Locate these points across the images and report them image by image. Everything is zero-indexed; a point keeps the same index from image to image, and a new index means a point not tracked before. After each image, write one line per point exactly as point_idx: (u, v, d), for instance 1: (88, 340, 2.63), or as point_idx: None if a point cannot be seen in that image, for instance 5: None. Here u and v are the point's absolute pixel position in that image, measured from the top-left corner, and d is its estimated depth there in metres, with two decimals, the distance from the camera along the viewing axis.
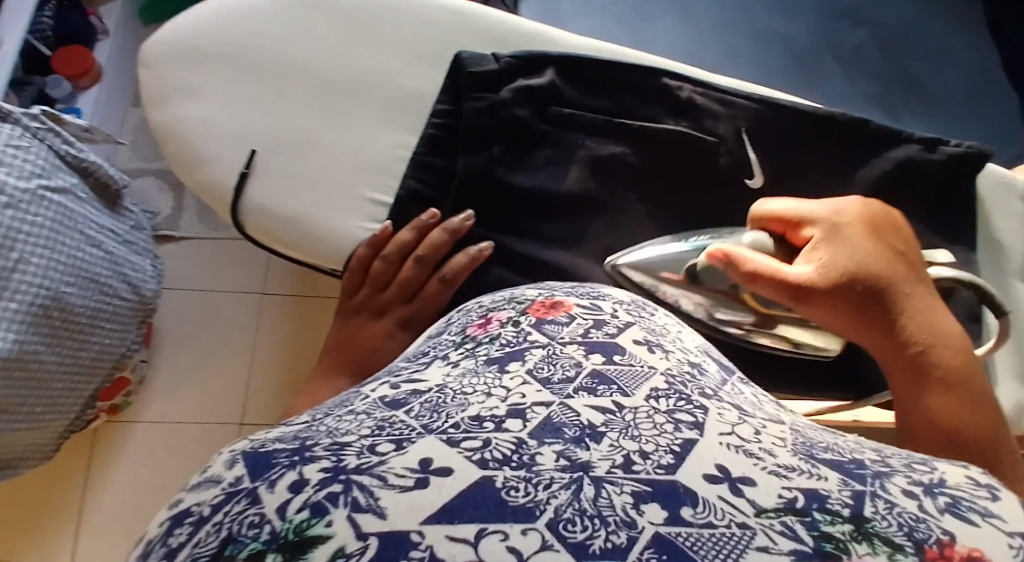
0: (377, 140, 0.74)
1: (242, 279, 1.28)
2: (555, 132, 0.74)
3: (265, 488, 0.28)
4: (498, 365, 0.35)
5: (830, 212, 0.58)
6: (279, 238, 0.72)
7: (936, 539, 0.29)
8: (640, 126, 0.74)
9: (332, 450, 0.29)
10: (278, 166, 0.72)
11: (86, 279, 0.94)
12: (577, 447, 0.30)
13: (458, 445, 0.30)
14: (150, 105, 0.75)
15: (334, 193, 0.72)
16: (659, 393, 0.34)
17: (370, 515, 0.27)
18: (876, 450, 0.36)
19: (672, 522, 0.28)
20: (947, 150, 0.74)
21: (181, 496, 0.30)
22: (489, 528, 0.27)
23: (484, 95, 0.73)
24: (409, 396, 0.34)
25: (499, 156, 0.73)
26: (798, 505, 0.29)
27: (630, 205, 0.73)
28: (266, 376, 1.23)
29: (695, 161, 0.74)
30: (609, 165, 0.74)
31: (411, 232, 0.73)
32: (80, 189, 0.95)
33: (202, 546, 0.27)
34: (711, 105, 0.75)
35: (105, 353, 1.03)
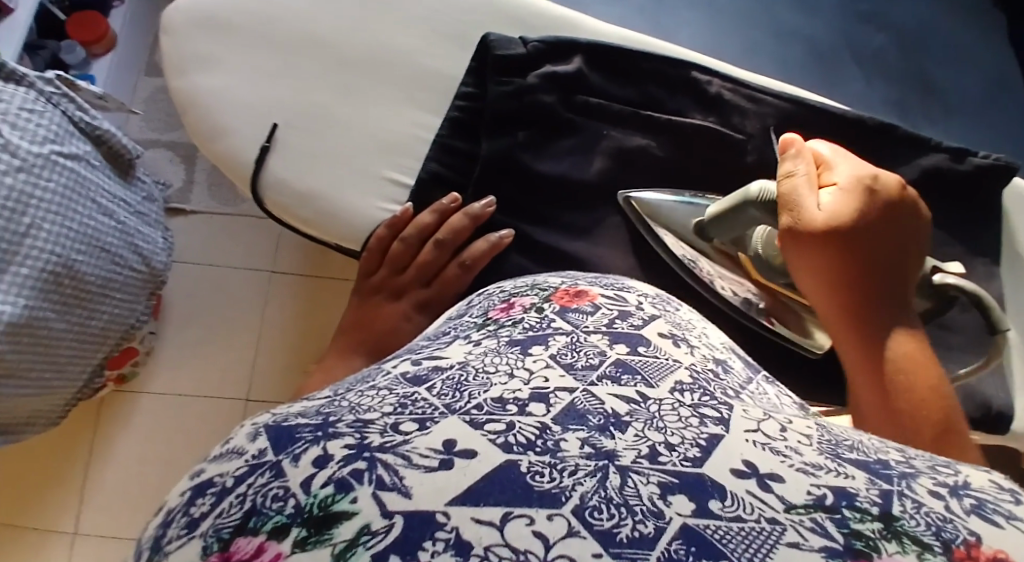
0: (398, 121, 0.73)
1: (253, 255, 1.28)
2: (581, 122, 0.73)
3: (287, 461, 0.28)
4: (523, 348, 0.35)
5: (860, 172, 0.54)
6: (294, 215, 0.72)
7: (963, 539, 0.28)
8: (667, 118, 0.73)
9: (354, 426, 0.29)
10: (295, 142, 0.72)
11: (97, 247, 0.94)
12: (602, 435, 0.30)
13: (483, 427, 0.29)
14: (168, 74, 0.74)
15: (354, 171, 0.72)
16: (685, 387, 0.33)
17: (395, 494, 0.26)
18: (901, 451, 0.35)
19: (699, 514, 0.27)
20: (976, 160, 0.73)
21: (201, 468, 0.29)
22: (515, 512, 0.26)
23: (509, 80, 0.72)
24: (432, 374, 0.33)
25: (523, 142, 0.72)
26: (828, 503, 0.29)
27: (651, 197, 0.72)
28: (274, 353, 1.23)
29: (718, 157, 0.73)
30: (633, 155, 0.73)
31: (432, 215, 0.72)
32: (92, 157, 0.94)
33: (224, 517, 0.26)
34: (740, 101, 0.74)
35: (115, 322, 1.03)
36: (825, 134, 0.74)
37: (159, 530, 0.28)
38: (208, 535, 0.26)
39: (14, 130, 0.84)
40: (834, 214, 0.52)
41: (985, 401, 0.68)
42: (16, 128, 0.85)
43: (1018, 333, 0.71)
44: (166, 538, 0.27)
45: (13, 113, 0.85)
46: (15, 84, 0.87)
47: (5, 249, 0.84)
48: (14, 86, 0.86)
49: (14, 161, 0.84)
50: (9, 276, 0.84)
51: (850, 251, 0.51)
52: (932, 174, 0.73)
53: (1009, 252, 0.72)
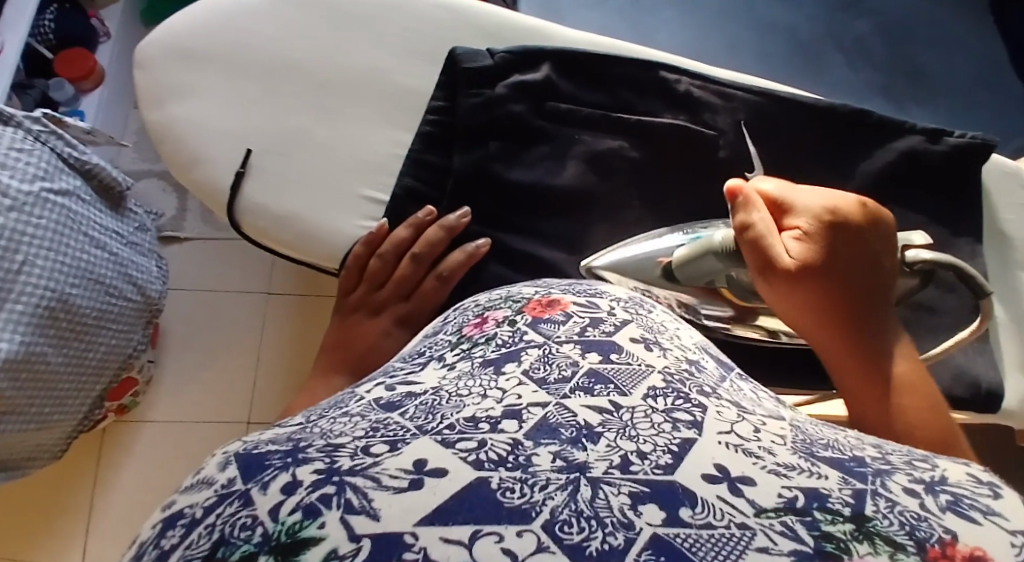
0: (373, 138, 0.74)
1: (245, 279, 1.28)
2: (554, 128, 0.74)
3: (257, 489, 0.28)
4: (495, 366, 0.35)
5: (818, 206, 0.54)
6: (273, 238, 0.72)
7: (937, 538, 0.28)
8: (637, 120, 0.74)
9: (325, 451, 0.29)
10: (270, 166, 0.72)
11: (91, 280, 0.94)
12: (573, 448, 0.30)
13: (454, 447, 0.29)
14: (141, 104, 0.75)
15: (333, 192, 0.72)
16: (658, 391, 0.33)
17: (364, 517, 0.26)
18: (878, 447, 0.35)
19: (669, 523, 0.27)
20: (952, 140, 0.74)
21: (175, 498, 0.30)
22: (484, 529, 0.26)
23: (479, 91, 0.73)
24: (405, 399, 0.33)
25: (495, 152, 0.72)
26: (798, 505, 0.29)
27: (628, 200, 0.73)
28: (272, 375, 1.23)
29: (693, 154, 0.73)
30: (606, 158, 0.73)
31: (407, 230, 0.72)
32: (83, 192, 0.95)
33: (194, 548, 0.26)
34: (709, 97, 0.75)
35: (113, 354, 1.03)
36: (797, 127, 0.74)
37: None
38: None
39: (1, 170, 0.85)
40: (804, 253, 0.52)
41: (975, 383, 0.68)
42: (5, 167, 0.86)
43: (1006, 311, 0.71)
44: None
45: (3, 155, 0.86)
46: (2, 125, 0.88)
47: None
48: (1, 126, 0.87)
49: (5, 201, 0.85)
50: (4, 313, 0.85)
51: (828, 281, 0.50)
52: (910, 157, 0.73)
53: (991, 231, 0.73)
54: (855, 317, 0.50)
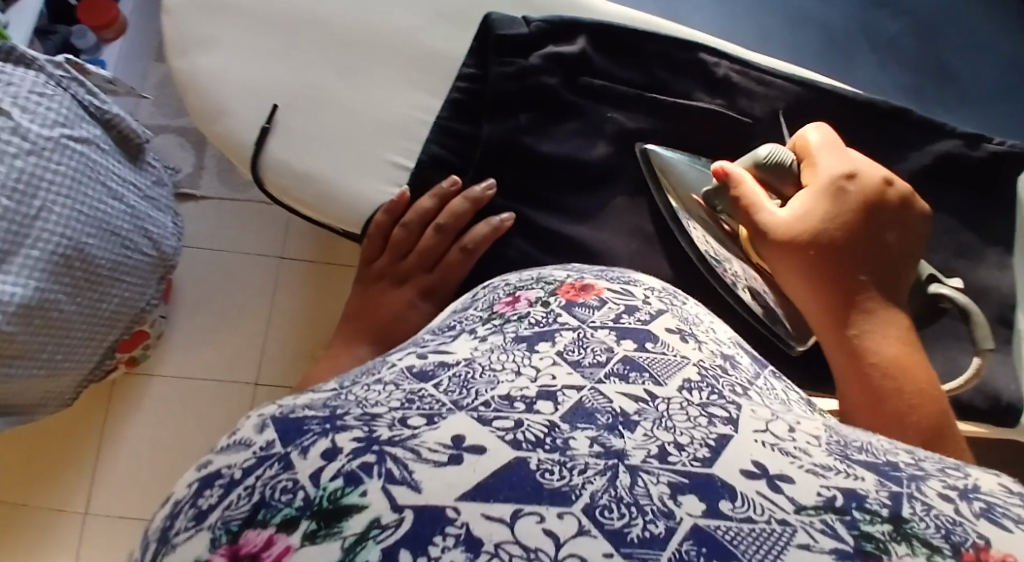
0: (399, 103, 0.72)
1: (260, 241, 1.28)
2: (584, 104, 0.73)
3: (297, 453, 0.27)
4: (529, 345, 0.35)
5: (838, 170, 0.57)
6: (297, 198, 0.71)
7: (972, 542, 0.28)
8: (672, 100, 0.73)
9: (363, 420, 0.29)
10: (295, 125, 0.71)
11: (107, 231, 0.94)
12: (611, 435, 0.29)
13: (492, 424, 0.29)
14: (169, 55, 0.74)
15: (357, 154, 0.71)
16: (693, 385, 0.33)
17: (405, 488, 0.26)
18: (909, 452, 0.35)
19: (710, 515, 0.27)
20: (990, 147, 0.72)
21: (210, 458, 0.29)
22: (525, 509, 0.26)
23: (511, 60, 0.72)
24: (439, 370, 0.33)
25: (526, 126, 0.71)
26: (837, 504, 0.28)
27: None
28: (283, 340, 1.23)
29: (727, 141, 0.72)
30: (635, 139, 0.72)
31: (431, 200, 0.72)
32: (103, 141, 0.94)
33: (231, 510, 0.26)
34: (749, 83, 0.73)
35: (125, 306, 1.03)
36: (833, 119, 0.73)
37: (167, 521, 0.28)
38: (214, 527, 0.26)
39: (23, 113, 0.84)
40: (798, 213, 0.56)
41: (995, 394, 0.68)
42: (25, 111, 0.85)
43: None
44: (174, 530, 0.27)
45: (24, 97, 0.85)
46: (24, 68, 0.87)
47: (16, 231, 0.84)
48: (24, 70, 0.86)
49: (24, 144, 0.84)
50: (20, 258, 0.85)
51: (823, 255, 0.54)
52: (945, 159, 0.72)
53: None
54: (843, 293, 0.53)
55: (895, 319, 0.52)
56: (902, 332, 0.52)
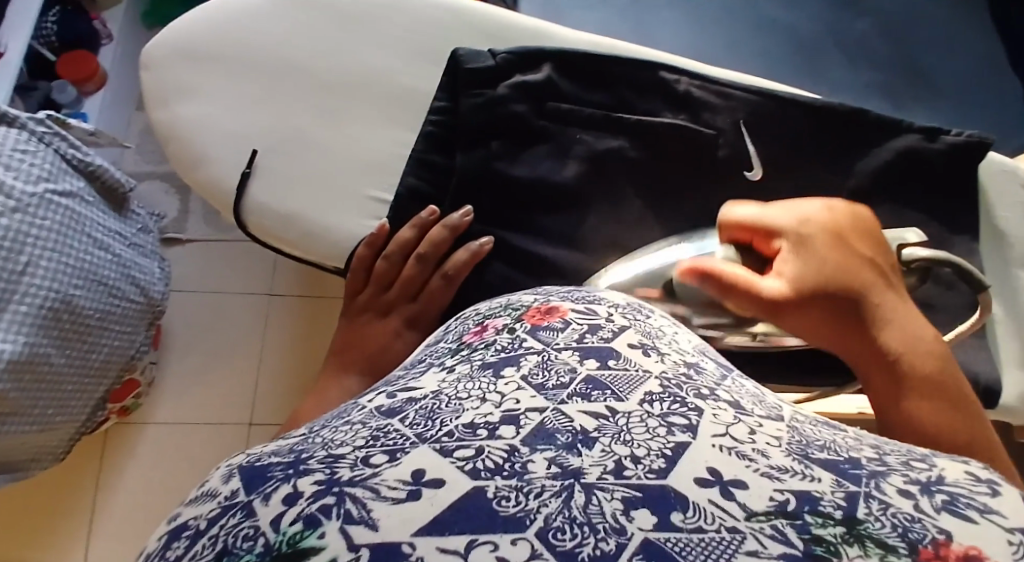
0: (377, 139, 0.74)
1: (250, 283, 1.29)
2: (554, 128, 0.74)
3: (258, 501, 0.29)
4: (494, 371, 0.36)
5: (796, 221, 0.55)
6: (282, 239, 0.73)
7: (931, 539, 0.30)
8: (636, 120, 0.74)
9: (325, 463, 0.30)
10: (277, 167, 0.73)
11: (94, 280, 0.95)
12: (569, 454, 0.31)
13: (452, 455, 0.30)
14: (150, 105, 0.76)
15: (338, 193, 0.73)
16: (655, 396, 0.34)
17: (362, 527, 0.27)
18: (876, 447, 0.36)
19: (660, 527, 0.28)
20: (950, 139, 0.75)
21: (178, 511, 0.31)
22: (480, 539, 0.27)
23: (480, 91, 0.74)
24: (406, 405, 0.34)
25: (497, 152, 0.73)
26: (789, 508, 0.30)
27: (630, 199, 0.73)
28: (274, 380, 1.24)
29: (694, 156, 0.74)
30: (605, 158, 0.73)
31: (411, 230, 0.73)
32: (86, 194, 0.96)
33: (197, 560, 0.27)
34: (709, 97, 0.75)
35: (116, 355, 1.03)
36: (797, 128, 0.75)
37: None
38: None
39: (6, 171, 0.87)
40: (790, 276, 0.51)
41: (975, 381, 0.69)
42: (8, 169, 0.87)
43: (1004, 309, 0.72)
44: None
45: (8, 155, 0.87)
46: (6, 127, 0.89)
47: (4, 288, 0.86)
48: (6, 128, 0.89)
49: (9, 202, 0.86)
50: (9, 314, 0.86)
51: (823, 304, 0.50)
52: (908, 156, 0.74)
53: (989, 233, 0.74)
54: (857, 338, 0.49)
55: (925, 327, 0.49)
56: (934, 341, 0.49)
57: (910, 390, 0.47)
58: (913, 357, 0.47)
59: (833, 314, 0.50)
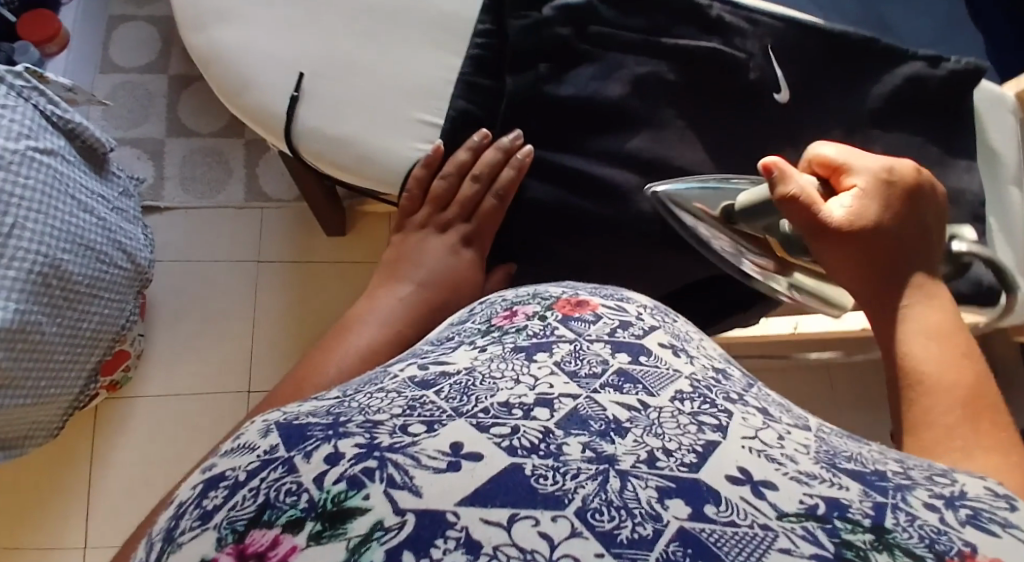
0: (423, 63, 0.72)
1: (240, 246, 1.29)
2: (596, 52, 0.73)
3: (300, 457, 0.29)
4: (527, 354, 0.36)
5: (877, 166, 0.56)
6: (332, 162, 0.71)
7: (957, 550, 0.29)
8: (674, 42, 0.72)
9: (364, 427, 0.30)
10: (323, 91, 0.71)
11: (84, 245, 0.94)
12: (603, 440, 0.31)
13: (489, 431, 0.30)
14: (183, 29, 0.74)
15: (391, 117, 0.71)
16: (685, 395, 0.34)
17: (406, 492, 0.28)
18: (898, 461, 0.36)
19: (695, 517, 0.28)
20: (950, 65, 0.73)
21: (213, 463, 0.31)
22: (521, 513, 0.27)
23: (527, 13, 0.72)
24: (439, 379, 0.34)
25: (547, 74, 0.72)
26: (820, 512, 0.30)
27: (669, 120, 0.72)
28: (272, 343, 1.24)
29: (727, 79, 0.73)
30: (647, 81, 0.72)
31: (467, 152, 0.73)
32: (68, 153, 0.94)
33: (238, 510, 0.28)
34: (740, 23, 0.73)
35: (106, 325, 1.03)
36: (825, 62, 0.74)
37: (173, 522, 0.29)
38: (221, 527, 0.27)
39: None
40: (855, 213, 0.54)
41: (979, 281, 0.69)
42: None
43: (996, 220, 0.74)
44: (179, 529, 0.28)
45: None
46: None
47: None
48: None
49: None
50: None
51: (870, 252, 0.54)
52: (914, 83, 0.73)
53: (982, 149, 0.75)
54: (897, 283, 0.53)
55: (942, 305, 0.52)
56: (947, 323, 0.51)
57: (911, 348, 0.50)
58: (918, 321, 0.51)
59: (883, 256, 0.54)
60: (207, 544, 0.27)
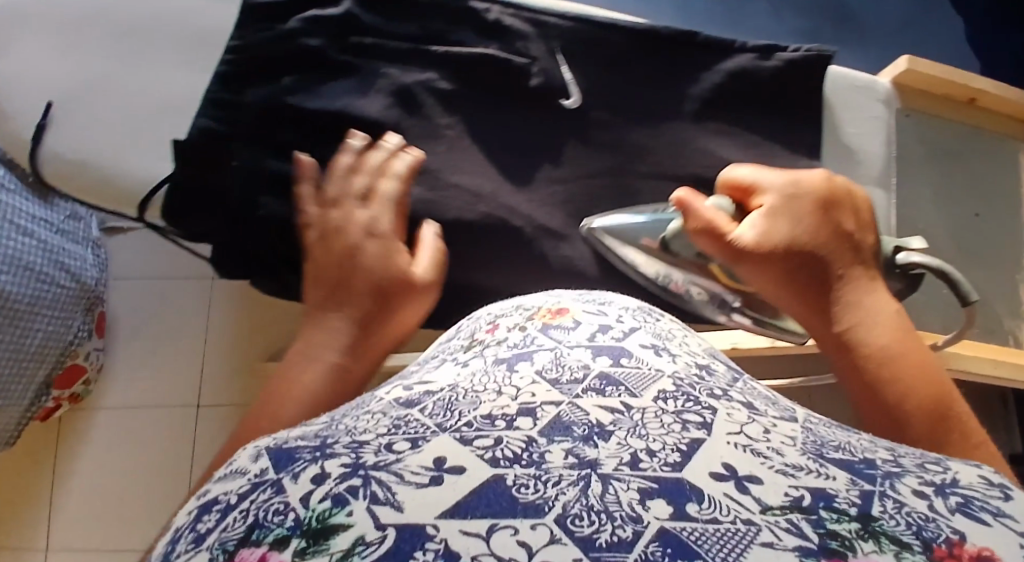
0: (171, 81, 0.74)
1: (170, 263, 1.24)
2: (359, 62, 0.71)
3: (288, 479, 0.30)
4: (509, 365, 0.37)
5: (783, 182, 0.58)
6: (74, 181, 0.73)
7: (945, 538, 0.29)
8: (445, 49, 0.71)
9: (351, 447, 0.31)
10: (74, 116, 0.73)
11: (20, 265, 0.94)
12: (585, 445, 0.31)
13: (472, 444, 0.31)
14: None
15: (147, 140, 0.73)
16: (668, 394, 0.35)
17: (388, 508, 0.28)
18: (888, 449, 0.36)
19: (676, 517, 0.29)
20: (783, 55, 0.76)
21: (208, 488, 0.32)
22: (500, 523, 0.28)
23: (270, 26, 0.71)
24: (423, 397, 0.35)
25: (288, 86, 0.69)
26: (805, 504, 0.30)
27: (439, 127, 0.70)
28: (220, 362, 1.22)
29: (506, 84, 0.72)
30: (411, 90, 0.70)
31: (348, 155, 0.65)
32: (7, 181, 0.90)
33: (229, 531, 0.28)
34: (522, 26, 0.74)
35: (52, 340, 1.00)
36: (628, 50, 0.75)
37: (169, 547, 0.30)
38: (213, 547, 0.28)
39: None
40: (764, 228, 0.55)
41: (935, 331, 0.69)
42: None
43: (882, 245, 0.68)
44: (176, 553, 0.29)
45: None
46: None
47: None
48: None
49: None
50: None
51: (798, 266, 0.53)
52: (739, 76, 0.75)
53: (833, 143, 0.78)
54: (839, 302, 0.51)
55: (887, 310, 0.51)
56: (900, 331, 0.50)
57: (870, 367, 0.48)
58: (867, 337, 0.49)
59: (813, 278, 0.53)
60: None
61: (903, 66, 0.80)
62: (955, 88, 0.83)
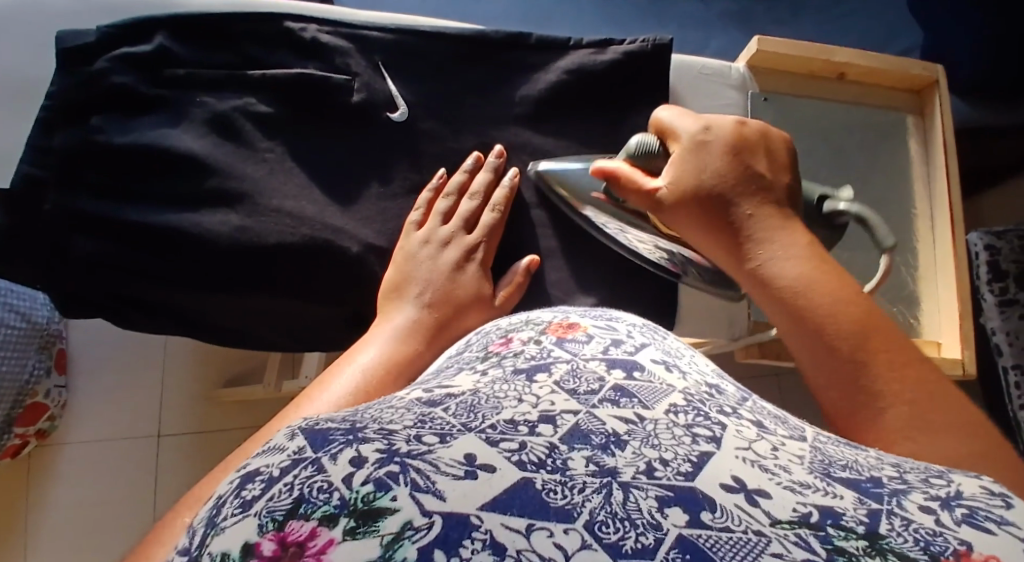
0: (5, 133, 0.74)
1: None
2: (171, 95, 0.69)
3: (326, 459, 0.30)
4: (528, 376, 0.37)
5: (694, 126, 0.60)
6: None
7: (953, 550, 0.30)
8: (261, 73, 0.70)
9: (381, 433, 0.31)
10: None
11: None
12: (604, 453, 0.32)
13: (498, 445, 0.31)
14: None
15: None
16: (679, 407, 0.36)
17: (430, 495, 0.29)
18: (896, 465, 0.37)
19: (692, 524, 0.30)
20: (619, 48, 0.74)
21: (248, 463, 0.32)
22: (536, 524, 0.29)
23: (76, 70, 0.67)
24: (445, 398, 0.35)
25: (96, 128, 0.67)
26: (812, 520, 0.31)
27: (261, 152, 0.69)
28: None
29: (319, 105, 0.70)
30: (229, 118, 0.69)
31: (463, 176, 0.70)
32: None
33: (275, 501, 0.29)
34: (339, 42, 0.71)
35: None
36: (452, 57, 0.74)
37: (213, 512, 0.30)
38: (260, 514, 0.28)
39: None
40: (675, 180, 0.58)
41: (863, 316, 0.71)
42: None
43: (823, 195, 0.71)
44: (221, 515, 0.29)
45: None
46: None
47: None
48: None
49: None
50: None
51: (714, 211, 0.56)
52: (578, 74, 0.73)
53: None
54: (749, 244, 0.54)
55: (802, 247, 0.53)
56: (814, 269, 0.51)
57: (787, 298, 0.51)
58: (783, 273, 0.52)
59: (724, 221, 0.56)
60: (249, 529, 0.28)
61: (754, 48, 0.81)
62: (820, 65, 0.84)
